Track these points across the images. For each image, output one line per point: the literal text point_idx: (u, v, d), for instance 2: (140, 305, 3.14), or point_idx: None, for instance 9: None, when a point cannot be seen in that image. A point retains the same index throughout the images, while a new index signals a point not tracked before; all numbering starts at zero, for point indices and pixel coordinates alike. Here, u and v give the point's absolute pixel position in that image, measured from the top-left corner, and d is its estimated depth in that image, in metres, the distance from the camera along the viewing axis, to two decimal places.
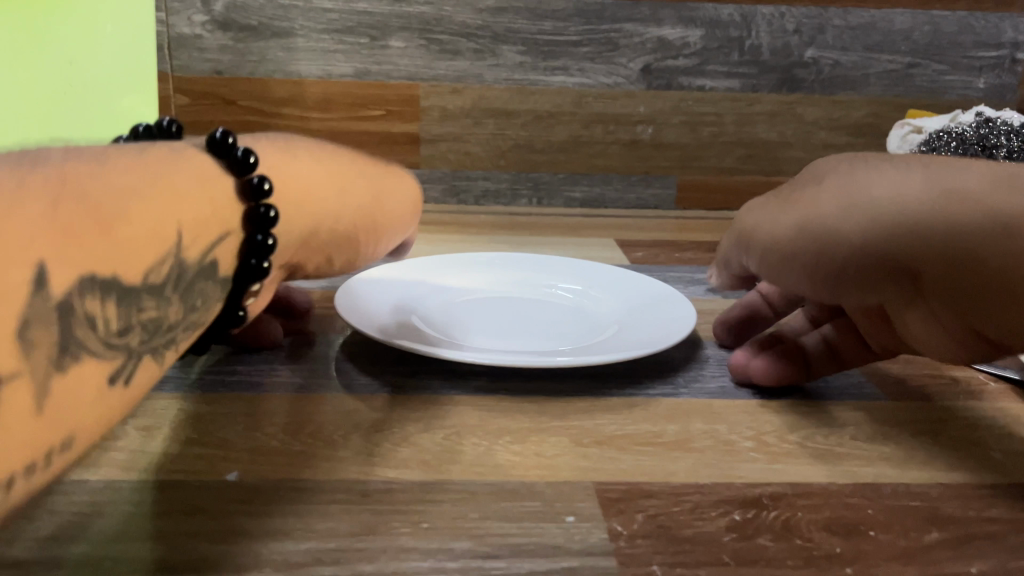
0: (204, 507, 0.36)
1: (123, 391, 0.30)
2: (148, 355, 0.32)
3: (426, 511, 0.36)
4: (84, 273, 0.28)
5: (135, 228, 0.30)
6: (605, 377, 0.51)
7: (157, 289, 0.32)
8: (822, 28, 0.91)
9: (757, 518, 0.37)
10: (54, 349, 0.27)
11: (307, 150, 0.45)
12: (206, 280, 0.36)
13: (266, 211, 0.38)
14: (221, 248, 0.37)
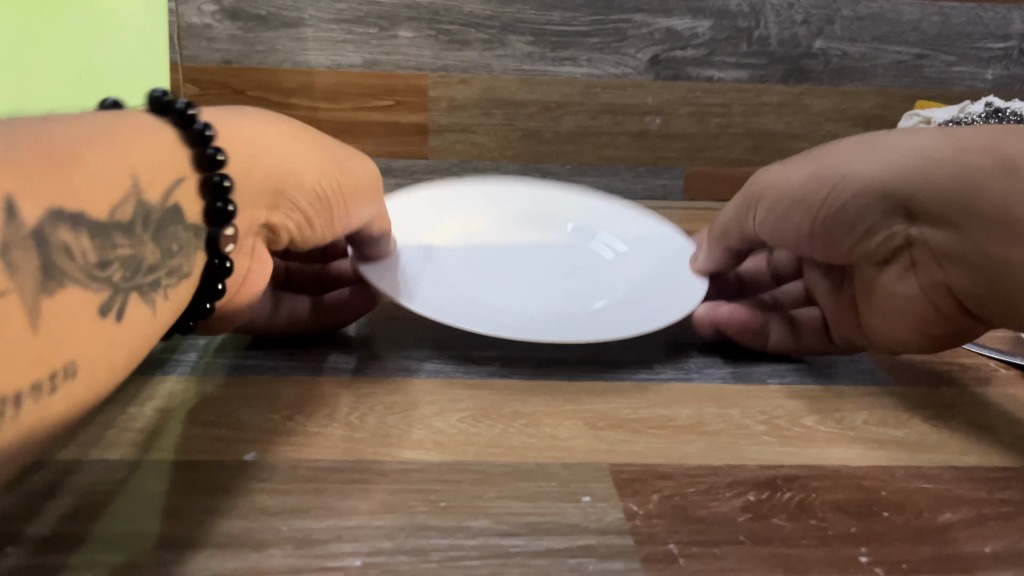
0: (223, 486, 0.37)
1: (110, 322, 0.32)
2: (134, 291, 0.33)
3: (443, 489, 0.37)
4: (54, 206, 0.29)
5: (94, 169, 0.32)
6: (616, 363, 0.51)
7: (128, 227, 0.33)
8: (831, 19, 0.90)
9: (771, 499, 0.37)
10: (36, 273, 0.28)
11: (252, 118, 0.45)
12: (177, 222, 0.37)
13: (215, 154, 0.38)
14: (189, 203, 0.38)
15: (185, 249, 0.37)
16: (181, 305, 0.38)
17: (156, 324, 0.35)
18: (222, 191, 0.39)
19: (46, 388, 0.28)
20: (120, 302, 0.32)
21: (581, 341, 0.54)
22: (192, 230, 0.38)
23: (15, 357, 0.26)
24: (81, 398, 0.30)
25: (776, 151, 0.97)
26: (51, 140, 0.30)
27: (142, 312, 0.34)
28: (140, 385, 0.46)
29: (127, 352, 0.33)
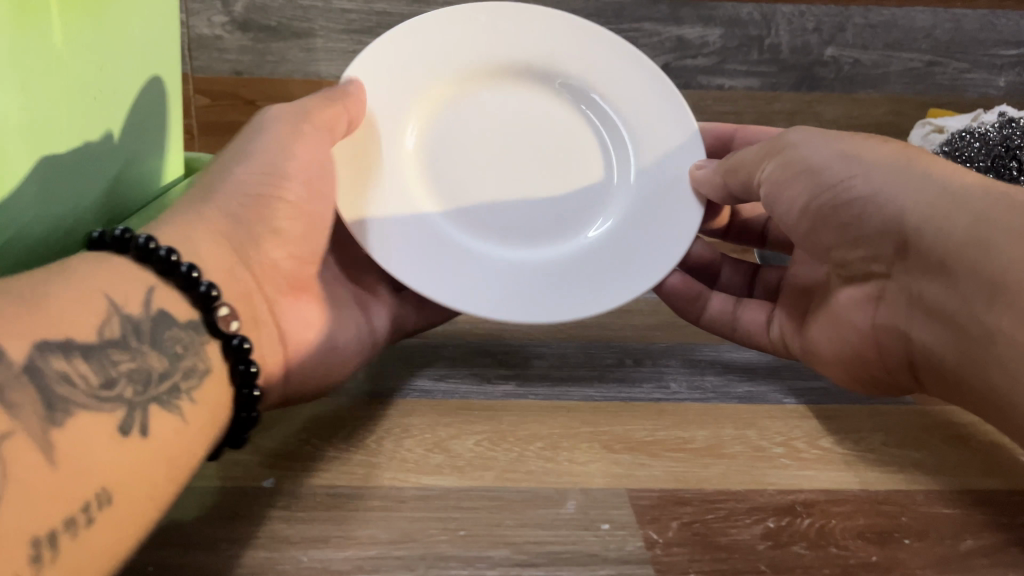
0: (244, 513, 0.37)
1: (134, 439, 0.29)
2: (152, 403, 0.31)
3: (462, 518, 0.37)
4: (37, 339, 0.27)
5: (63, 301, 0.29)
6: (632, 381, 0.51)
7: (122, 343, 0.31)
8: (843, 26, 0.83)
9: (792, 525, 0.38)
10: (38, 406, 0.26)
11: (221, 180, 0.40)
12: (172, 325, 0.33)
13: (168, 254, 0.34)
14: (168, 298, 0.34)
15: (195, 347, 0.34)
16: (220, 403, 0.34)
17: (193, 428, 0.32)
18: (196, 282, 0.35)
19: (80, 523, 0.26)
20: (140, 417, 0.30)
21: (596, 357, 0.53)
22: (191, 327, 0.34)
23: (36, 497, 0.25)
24: (123, 522, 0.28)
25: None
26: (11, 289, 0.28)
27: (170, 422, 0.31)
28: None
29: (165, 463, 0.30)
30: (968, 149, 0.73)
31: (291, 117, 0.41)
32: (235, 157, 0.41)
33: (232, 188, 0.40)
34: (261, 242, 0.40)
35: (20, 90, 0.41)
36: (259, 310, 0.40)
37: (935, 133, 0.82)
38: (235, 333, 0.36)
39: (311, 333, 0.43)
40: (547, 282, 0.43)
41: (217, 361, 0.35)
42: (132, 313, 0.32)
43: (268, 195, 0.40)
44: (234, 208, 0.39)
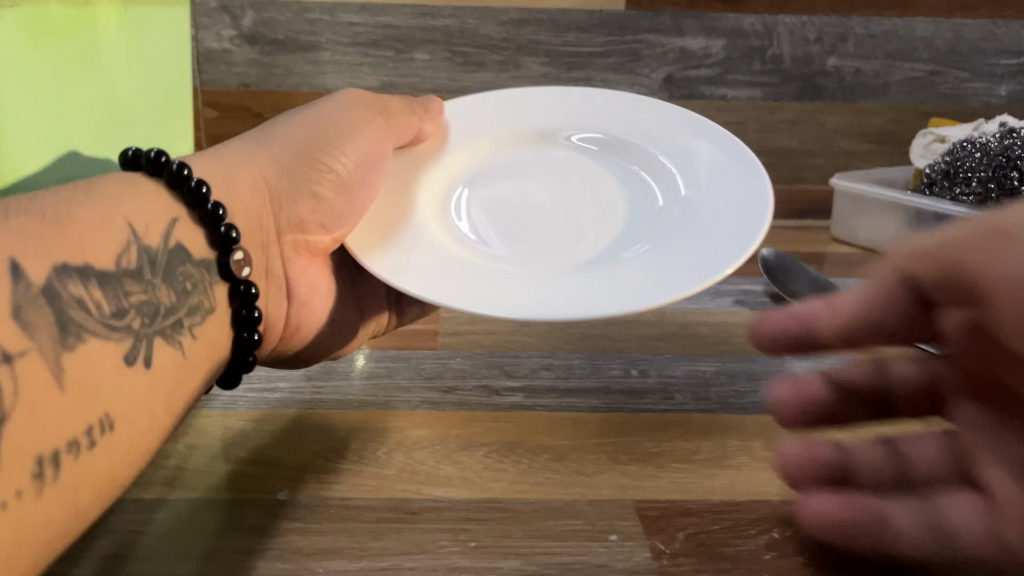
0: (256, 526, 0.38)
1: (138, 369, 0.32)
2: (157, 336, 0.34)
3: (472, 529, 0.38)
4: (55, 262, 0.31)
5: (85, 227, 0.33)
6: (637, 394, 0.52)
7: (136, 273, 0.34)
8: (844, 37, 0.91)
9: (794, 536, 0.38)
10: (54, 331, 0.29)
11: (285, 127, 0.49)
12: (185, 262, 0.38)
13: (199, 187, 0.39)
14: (186, 234, 0.38)
15: (202, 286, 0.38)
16: (216, 339, 0.39)
17: (190, 364, 0.36)
18: (219, 221, 0.39)
19: (82, 445, 0.29)
20: (146, 347, 0.33)
21: (602, 368, 0.55)
22: (202, 267, 0.39)
23: (46, 416, 0.28)
24: (124, 449, 0.31)
25: (792, 170, 0.97)
26: (40, 208, 0.32)
27: (170, 355, 0.35)
28: None
29: (163, 395, 0.34)
30: (970, 159, 0.75)
31: (375, 112, 0.51)
32: (297, 118, 0.50)
33: (283, 141, 0.48)
34: (296, 199, 0.47)
35: (35, 112, 0.44)
36: (274, 263, 0.47)
37: (937, 142, 0.83)
38: (242, 280, 0.40)
39: (314, 298, 0.51)
40: (557, 296, 0.37)
41: (223, 302, 0.40)
42: (149, 246, 0.36)
43: (312, 160, 0.48)
44: (278, 157, 0.47)
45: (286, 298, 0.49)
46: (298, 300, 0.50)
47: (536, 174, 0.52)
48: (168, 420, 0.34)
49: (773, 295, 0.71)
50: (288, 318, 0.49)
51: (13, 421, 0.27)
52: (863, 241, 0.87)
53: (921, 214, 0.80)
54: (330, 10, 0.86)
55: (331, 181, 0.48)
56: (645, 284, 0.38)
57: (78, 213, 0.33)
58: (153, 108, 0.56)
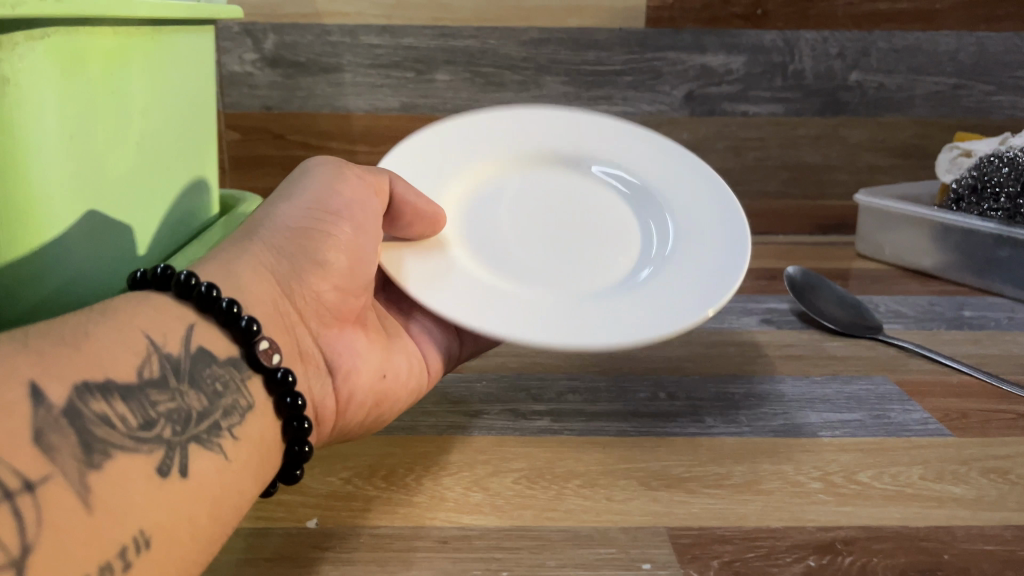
0: (289, 556, 0.37)
1: (173, 480, 0.31)
2: (191, 443, 0.33)
3: (504, 558, 0.37)
4: (77, 381, 0.30)
5: (104, 343, 0.32)
6: (666, 416, 0.51)
7: (161, 382, 0.33)
8: (866, 51, 0.90)
9: (833, 564, 0.37)
10: (77, 450, 0.28)
11: (270, 216, 0.45)
12: (211, 362, 0.36)
13: (209, 290, 0.37)
14: (205, 333, 0.37)
15: (234, 385, 0.37)
16: (261, 438, 0.37)
17: (232, 467, 0.35)
18: (237, 318, 0.37)
19: (116, 568, 0.27)
20: (179, 457, 0.32)
21: (630, 391, 0.55)
22: (230, 364, 0.37)
23: (74, 543, 0.27)
24: (162, 566, 0.29)
25: (815, 186, 0.96)
26: (55, 329, 0.31)
27: (208, 461, 0.33)
28: None
29: (205, 504, 0.32)
30: (997, 174, 0.74)
31: (341, 167, 0.48)
32: (276, 204, 0.46)
33: (271, 228, 0.44)
34: (303, 274, 0.43)
35: (68, 142, 0.44)
36: (304, 343, 0.43)
37: (963, 157, 0.82)
38: (278, 366, 0.38)
39: (360, 363, 0.46)
40: (581, 324, 0.43)
41: (262, 394, 0.38)
42: (171, 353, 0.35)
43: (307, 231, 0.44)
44: (273, 242, 0.43)
45: (328, 377, 0.44)
46: (342, 374, 0.45)
47: (537, 209, 0.57)
48: (213, 529, 0.32)
49: (800, 314, 0.71)
50: (336, 397, 0.44)
51: (37, 553, 0.25)
52: (890, 258, 0.86)
53: (948, 229, 0.79)
54: (351, 32, 0.87)
55: (334, 242, 0.45)
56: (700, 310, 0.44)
57: (93, 333, 0.32)
58: (168, 127, 0.56)
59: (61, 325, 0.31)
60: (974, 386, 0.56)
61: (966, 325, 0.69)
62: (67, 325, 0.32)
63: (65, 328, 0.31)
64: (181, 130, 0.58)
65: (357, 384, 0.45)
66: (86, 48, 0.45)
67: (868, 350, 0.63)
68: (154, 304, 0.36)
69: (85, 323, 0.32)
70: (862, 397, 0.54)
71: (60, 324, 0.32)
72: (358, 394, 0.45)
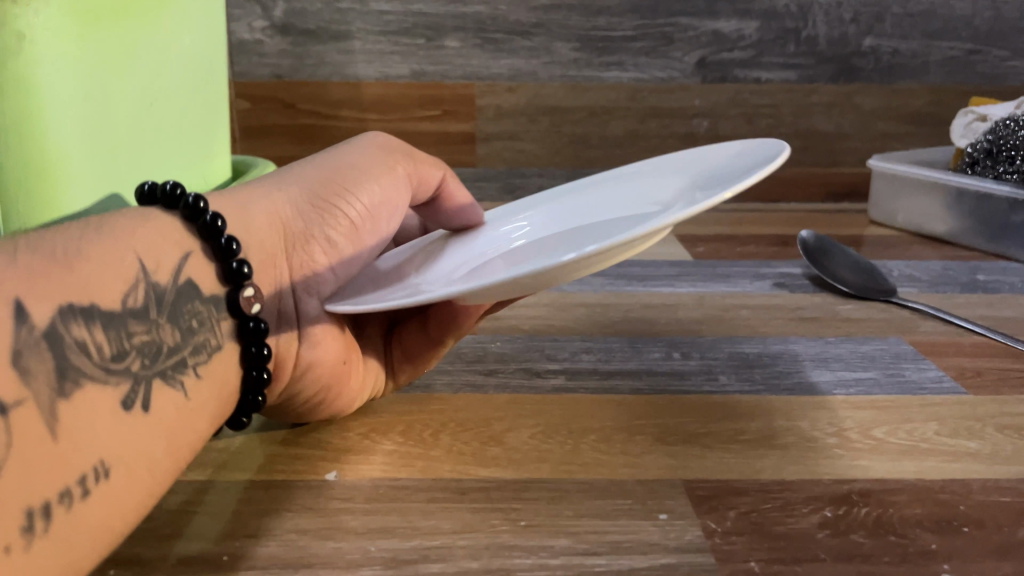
0: (309, 506, 0.38)
1: (137, 415, 0.32)
2: (158, 377, 0.33)
3: (523, 508, 0.37)
4: (62, 303, 0.30)
5: (95, 264, 0.32)
6: (679, 375, 0.51)
7: (141, 312, 0.33)
8: (881, 16, 0.90)
9: (849, 515, 0.37)
10: (52, 376, 0.29)
11: (322, 161, 0.45)
12: (193, 298, 0.37)
13: (213, 221, 0.37)
14: (193, 265, 0.37)
15: (210, 323, 0.37)
16: (226, 380, 0.38)
17: (193, 406, 0.35)
18: (231, 255, 0.38)
19: (76, 495, 0.28)
20: (145, 391, 0.32)
21: (643, 351, 0.55)
22: (211, 302, 0.37)
23: (35, 467, 0.27)
24: (122, 498, 0.30)
25: (827, 153, 0.96)
26: (47, 243, 0.31)
27: (171, 398, 0.34)
28: None
29: (167, 442, 0.33)
30: (1014, 137, 0.74)
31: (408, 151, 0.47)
32: (333, 152, 0.46)
33: (309, 174, 0.44)
34: (311, 239, 0.42)
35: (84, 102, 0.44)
36: (285, 301, 0.43)
37: (977, 121, 0.81)
38: (253, 316, 0.38)
39: (330, 339, 0.45)
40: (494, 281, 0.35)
41: (231, 339, 0.38)
42: (158, 283, 0.35)
43: (339, 196, 0.43)
44: (309, 194, 0.43)
45: (296, 338, 0.43)
46: (311, 342, 0.44)
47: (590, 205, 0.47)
48: (172, 469, 0.33)
49: (813, 278, 0.70)
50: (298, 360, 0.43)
51: None
52: (904, 224, 0.86)
53: (962, 193, 0.79)
54: None
55: (352, 219, 0.43)
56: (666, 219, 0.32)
57: (84, 251, 0.32)
58: (181, 101, 0.56)
59: (55, 236, 0.32)
60: (988, 345, 0.57)
61: (979, 288, 0.69)
62: (60, 237, 0.32)
63: (58, 240, 0.32)
64: (195, 107, 0.58)
65: (323, 354, 0.44)
66: (104, 5, 0.45)
67: (881, 312, 0.63)
68: (152, 227, 0.36)
69: (79, 236, 0.32)
70: (876, 357, 0.54)
71: (56, 238, 0.32)
72: (320, 365, 0.44)
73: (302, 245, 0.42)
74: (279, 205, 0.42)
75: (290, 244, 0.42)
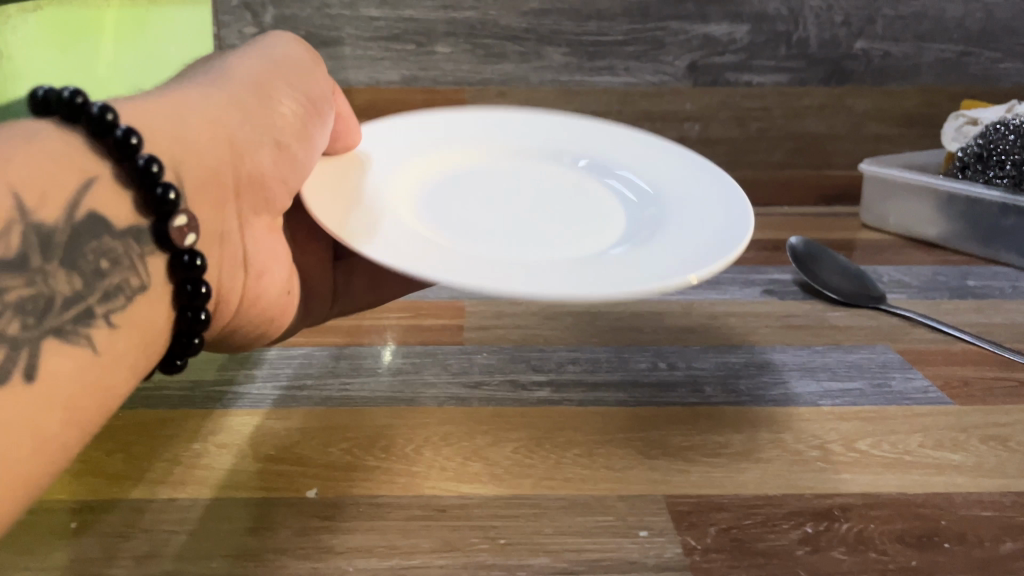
0: (288, 526, 0.38)
1: (14, 386, 0.27)
2: (47, 338, 0.29)
3: (502, 526, 0.37)
4: None
5: None
6: (665, 386, 0.51)
7: (18, 263, 0.28)
8: (872, 19, 0.89)
9: (830, 530, 0.37)
10: None
11: (237, 79, 0.43)
12: (101, 232, 0.32)
13: (127, 138, 0.32)
14: (100, 193, 0.32)
15: (127, 260, 0.33)
16: (149, 322, 0.34)
17: (104, 359, 0.31)
18: (153, 178, 0.33)
19: None
20: (26, 357, 0.28)
21: (630, 361, 0.55)
22: (129, 234, 0.33)
23: None
24: None
25: (820, 156, 0.96)
26: None
27: (66, 358, 0.29)
28: (201, 420, 0.47)
29: (56, 409, 0.28)
30: (1003, 142, 0.75)
31: (319, 89, 0.48)
32: (244, 70, 0.45)
33: (238, 89, 0.43)
34: (255, 152, 0.41)
35: None
36: (232, 227, 0.41)
37: (968, 125, 0.81)
38: (187, 249, 0.35)
39: (271, 267, 0.45)
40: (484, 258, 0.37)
41: (161, 276, 0.35)
42: (47, 222, 0.29)
43: (272, 116, 0.43)
44: (243, 108, 0.42)
45: (243, 267, 0.43)
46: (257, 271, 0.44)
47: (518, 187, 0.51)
48: (66, 437, 0.29)
49: (802, 284, 0.70)
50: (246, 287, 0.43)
51: None
52: (895, 228, 0.86)
53: (953, 198, 0.79)
54: (351, 4, 0.86)
55: (290, 138, 0.44)
56: (622, 274, 0.37)
57: None
58: None
59: None
60: (975, 354, 0.56)
61: (969, 294, 0.69)
62: None
63: None
64: None
65: (268, 285, 0.45)
66: (82, 20, 0.45)
67: (870, 320, 0.62)
68: (43, 150, 0.30)
69: None
70: (863, 366, 0.54)
71: None
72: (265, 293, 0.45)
73: (246, 161, 0.41)
74: (220, 115, 0.40)
75: (238, 157, 0.40)
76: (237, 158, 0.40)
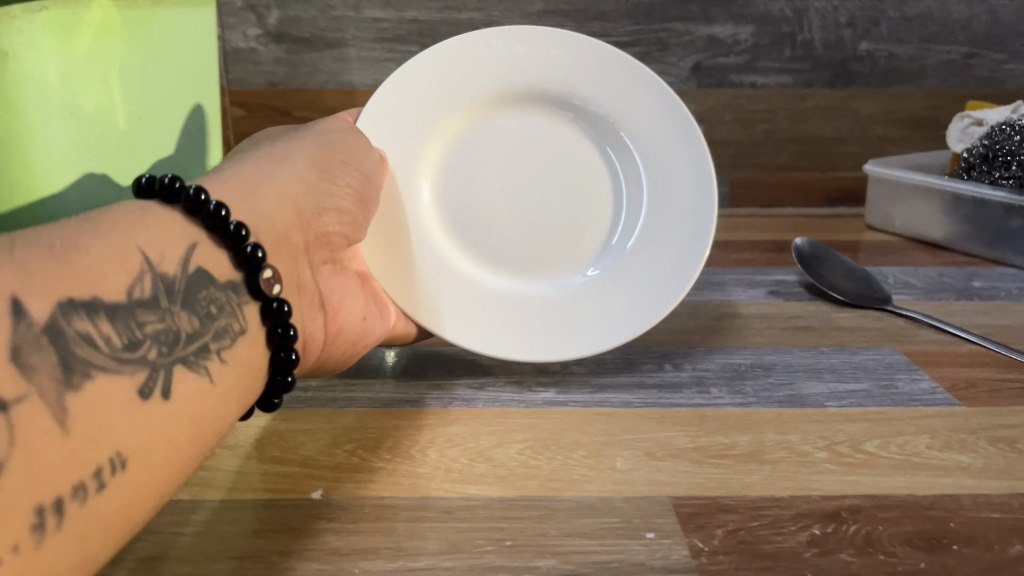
0: (293, 527, 0.37)
1: (156, 402, 0.31)
2: (177, 364, 0.32)
3: (508, 527, 0.37)
4: (62, 298, 0.28)
5: (96, 255, 0.30)
6: (671, 388, 0.51)
7: (151, 302, 0.32)
8: (877, 20, 0.89)
9: (837, 532, 0.37)
10: (57, 369, 0.27)
11: (298, 148, 0.47)
12: (207, 284, 0.36)
13: (217, 209, 0.37)
14: (203, 253, 0.36)
15: (229, 308, 0.37)
16: (249, 363, 0.38)
17: (218, 390, 0.35)
18: (242, 241, 0.38)
19: (90, 488, 0.27)
20: (164, 378, 0.32)
21: (636, 362, 0.55)
22: (229, 287, 0.37)
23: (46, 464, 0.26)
24: (140, 488, 0.29)
25: (825, 158, 0.96)
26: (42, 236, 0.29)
27: (192, 383, 0.33)
28: None
29: (186, 429, 0.32)
30: (1009, 143, 0.74)
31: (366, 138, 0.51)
32: (300, 137, 0.48)
33: (301, 156, 0.46)
34: (319, 214, 0.45)
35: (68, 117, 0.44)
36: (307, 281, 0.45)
37: (973, 126, 0.81)
38: (276, 297, 0.39)
39: (346, 309, 0.49)
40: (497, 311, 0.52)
41: (255, 320, 0.39)
42: (166, 272, 0.34)
43: (334, 175, 0.47)
44: (303, 176, 0.45)
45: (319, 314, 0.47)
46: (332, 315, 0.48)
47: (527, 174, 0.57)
48: (192, 456, 0.32)
49: (807, 286, 0.70)
50: (326, 330, 0.47)
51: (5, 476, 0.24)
52: (901, 229, 0.85)
53: (959, 199, 0.78)
54: (355, 6, 0.86)
55: (348, 193, 0.47)
56: (582, 314, 0.52)
57: (81, 244, 0.30)
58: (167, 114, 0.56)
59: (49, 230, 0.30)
60: (982, 355, 0.56)
61: (975, 295, 0.68)
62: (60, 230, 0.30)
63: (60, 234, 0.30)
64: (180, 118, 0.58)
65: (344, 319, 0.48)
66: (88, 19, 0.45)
67: (877, 321, 0.62)
68: (154, 222, 0.35)
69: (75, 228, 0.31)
70: (869, 368, 0.54)
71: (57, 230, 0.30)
72: (344, 329, 0.48)
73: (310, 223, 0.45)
74: (284, 185, 0.43)
75: (304, 222, 0.44)
76: (303, 223, 0.44)
